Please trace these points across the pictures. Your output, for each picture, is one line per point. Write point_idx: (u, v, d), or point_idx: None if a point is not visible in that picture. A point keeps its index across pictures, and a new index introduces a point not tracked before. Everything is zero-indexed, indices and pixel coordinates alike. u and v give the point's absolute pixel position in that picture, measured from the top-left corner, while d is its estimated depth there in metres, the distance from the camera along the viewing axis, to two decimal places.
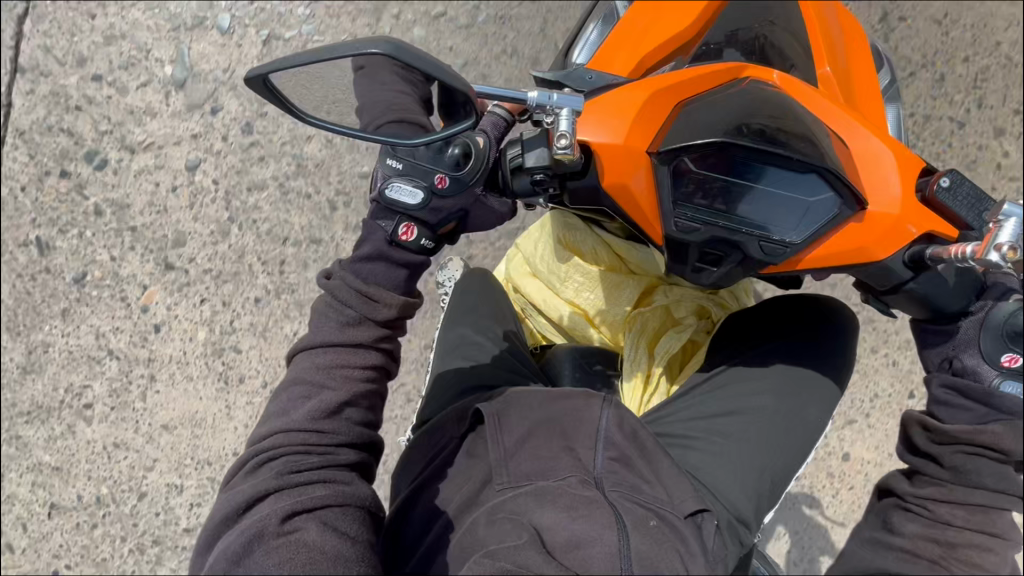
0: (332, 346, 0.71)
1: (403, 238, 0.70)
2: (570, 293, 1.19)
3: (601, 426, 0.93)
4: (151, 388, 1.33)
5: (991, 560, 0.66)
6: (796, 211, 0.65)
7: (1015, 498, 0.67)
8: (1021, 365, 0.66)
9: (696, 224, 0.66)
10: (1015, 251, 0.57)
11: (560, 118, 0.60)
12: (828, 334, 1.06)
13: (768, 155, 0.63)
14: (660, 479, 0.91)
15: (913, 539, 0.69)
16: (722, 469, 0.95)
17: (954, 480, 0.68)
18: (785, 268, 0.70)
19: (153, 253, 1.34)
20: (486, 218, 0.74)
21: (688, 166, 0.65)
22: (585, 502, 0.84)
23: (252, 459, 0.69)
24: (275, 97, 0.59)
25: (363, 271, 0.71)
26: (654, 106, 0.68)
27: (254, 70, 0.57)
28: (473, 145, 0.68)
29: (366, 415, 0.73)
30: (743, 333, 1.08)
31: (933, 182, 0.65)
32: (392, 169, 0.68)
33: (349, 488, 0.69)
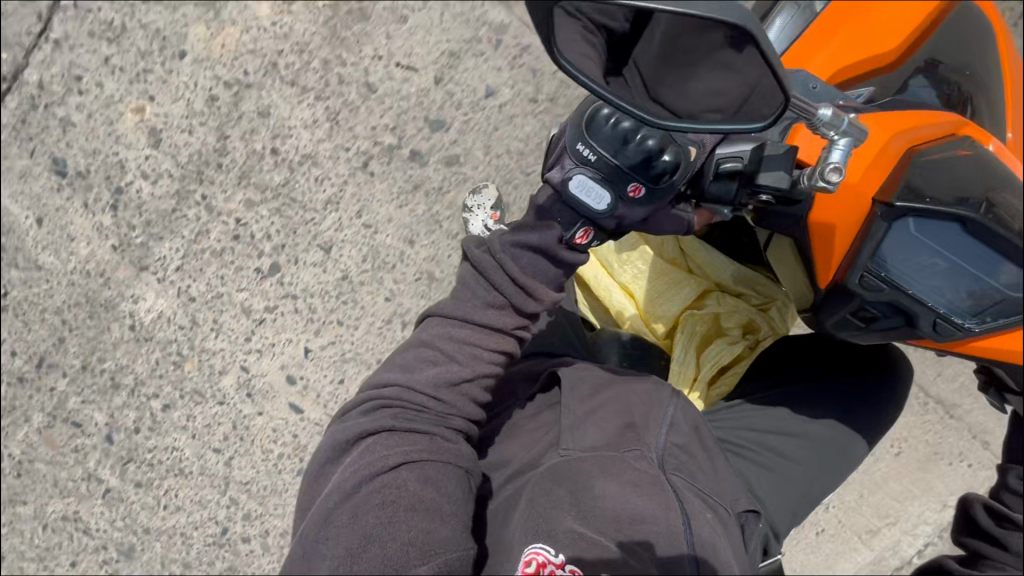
0: (471, 323, 0.65)
1: (576, 242, 0.63)
2: (627, 278, 1.25)
3: (669, 412, 0.92)
4: (212, 305, 1.21)
5: None
6: (987, 298, 0.62)
7: None
8: None
9: (882, 284, 0.64)
10: None
11: (834, 146, 0.53)
12: (890, 378, 1.09)
13: (997, 240, 0.59)
14: (715, 474, 0.93)
15: None
16: (764, 482, 1.01)
17: (1017, 564, 0.72)
18: (938, 345, 0.69)
19: (208, 131, 1.20)
20: (660, 230, 0.67)
21: (907, 227, 0.61)
22: (649, 480, 0.81)
23: (367, 399, 0.66)
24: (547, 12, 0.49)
25: (522, 259, 0.64)
26: (874, 155, 0.65)
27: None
28: (684, 156, 0.60)
29: (485, 394, 0.68)
30: (808, 359, 1.11)
31: None
32: (580, 160, 0.61)
33: (455, 447, 0.65)
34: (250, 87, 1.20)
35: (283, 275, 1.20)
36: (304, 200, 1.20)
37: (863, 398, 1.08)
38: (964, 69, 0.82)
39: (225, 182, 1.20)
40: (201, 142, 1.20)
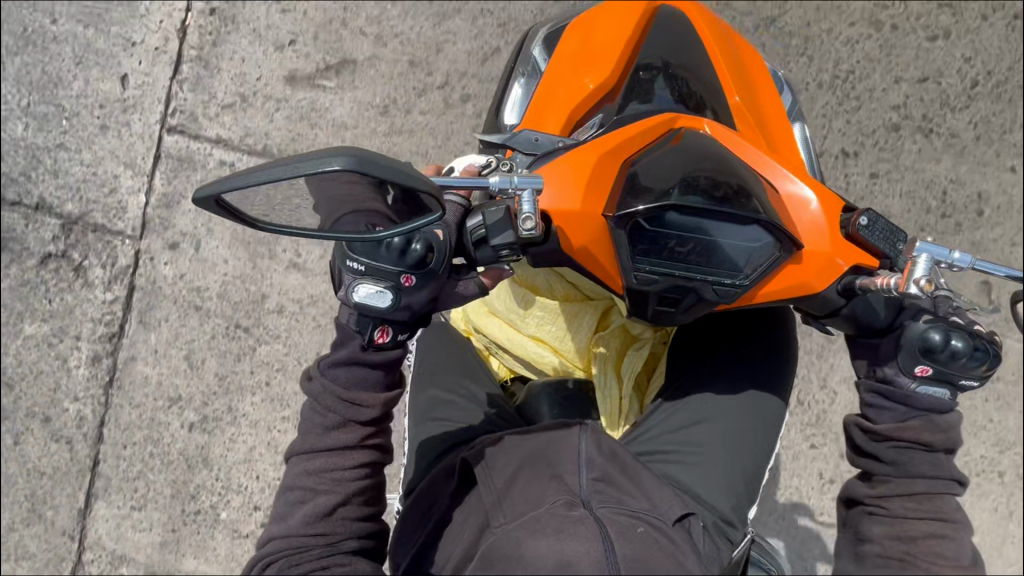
0: (321, 451, 0.73)
1: (378, 341, 0.71)
2: (532, 328, 1.22)
3: (581, 449, 0.97)
4: (191, 496, 1.42)
5: (950, 546, 0.70)
6: (740, 255, 0.70)
7: (953, 481, 0.72)
8: (932, 373, 0.72)
9: (654, 276, 0.71)
10: (930, 284, 0.62)
11: (523, 199, 0.63)
12: (771, 335, 1.18)
13: (712, 211, 0.67)
14: (644, 492, 0.96)
15: (881, 541, 0.72)
16: (701, 476, 1.05)
17: (897, 474, 0.73)
18: (738, 305, 0.75)
19: (141, 363, 1.42)
20: (455, 301, 0.74)
21: (641, 225, 0.68)
22: (570, 523, 0.85)
23: (257, 562, 0.71)
24: (228, 211, 0.57)
25: (341, 375, 0.73)
26: (606, 164, 0.73)
27: (204, 191, 0.54)
28: (435, 238, 0.67)
29: (363, 508, 0.74)
30: (701, 347, 1.18)
31: (854, 221, 0.69)
32: (355, 273, 0.67)
33: (348, 570, 0.70)
34: (158, 321, 1.42)
35: (238, 447, 1.41)
36: (233, 381, 1.42)
37: (757, 361, 1.15)
38: (681, 59, 0.94)
39: (164, 395, 1.42)
40: (134, 371, 1.42)
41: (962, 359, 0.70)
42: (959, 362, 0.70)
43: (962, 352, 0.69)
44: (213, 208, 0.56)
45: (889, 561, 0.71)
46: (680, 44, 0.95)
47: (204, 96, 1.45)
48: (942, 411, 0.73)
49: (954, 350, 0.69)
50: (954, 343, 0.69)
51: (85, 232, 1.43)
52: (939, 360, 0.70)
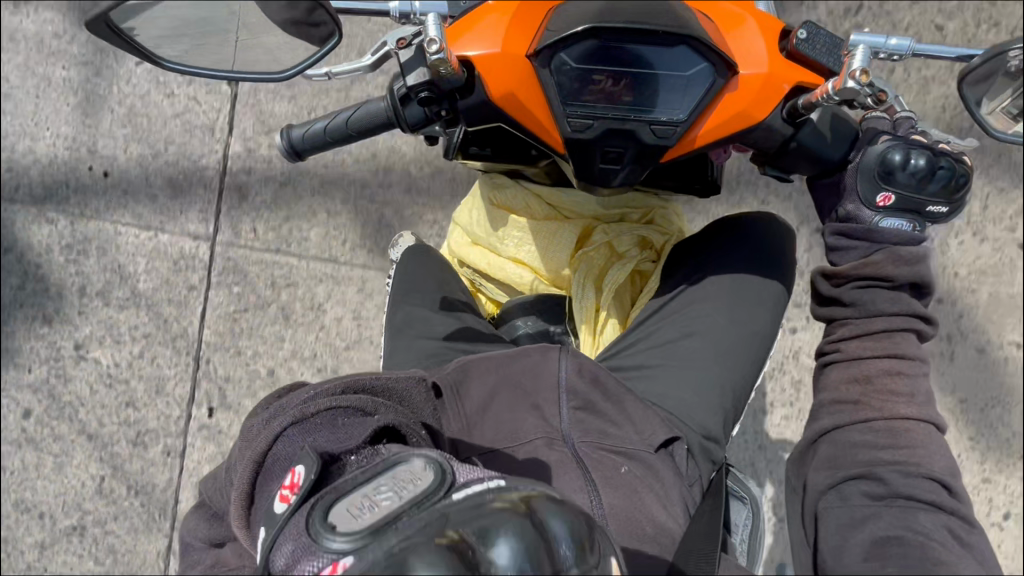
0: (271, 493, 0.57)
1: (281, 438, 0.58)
2: (511, 250, 1.20)
3: (560, 378, 0.91)
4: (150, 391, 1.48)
5: (906, 383, 0.70)
6: (676, 88, 0.66)
7: (913, 318, 0.71)
8: (894, 202, 0.69)
9: (588, 120, 0.68)
10: (868, 74, 0.57)
11: (427, 24, 0.60)
12: (759, 245, 1.12)
13: (638, 36, 0.64)
14: (629, 418, 0.93)
15: (837, 388, 0.73)
16: (687, 396, 1.01)
17: (858, 315, 0.72)
18: (682, 151, 0.71)
19: (99, 262, 1.49)
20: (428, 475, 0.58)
21: (566, 61, 0.66)
22: (552, 465, 0.86)
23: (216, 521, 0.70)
24: (119, 37, 0.63)
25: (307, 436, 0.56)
26: (530, 10, 0.70)
27: (91, 15, 0.59)
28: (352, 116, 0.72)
29: None
30: (679, 265, 1.15)
31: (792, 37, 0.66)
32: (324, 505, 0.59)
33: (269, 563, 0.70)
34: (122, 246, 1.49)
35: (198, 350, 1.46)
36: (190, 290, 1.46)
37: (746, 273, 1.10)
38: None
39: (123, 297, 1.48)
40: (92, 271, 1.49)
41: (925, 176, 0.65)
42: (919, 182, 0.66)
43: (925, 170, 0.65)
44: (103, 29, 0.61)
45: (844, 405, 0.72)
46: None
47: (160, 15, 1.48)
48: (910, 243, 0.70)
49: (915, 168, 0.65)
50: (914, 160, 0.65)
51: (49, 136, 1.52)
52: (898, 182, 0.67)
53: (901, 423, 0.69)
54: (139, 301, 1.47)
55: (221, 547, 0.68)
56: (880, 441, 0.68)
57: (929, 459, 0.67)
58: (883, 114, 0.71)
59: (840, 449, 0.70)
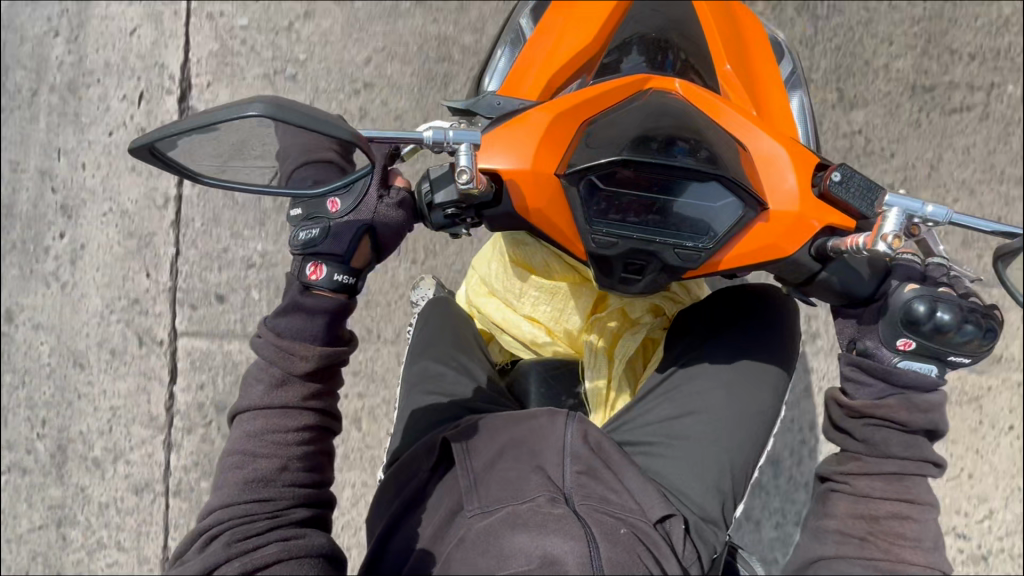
0: (263, 411, 0.72)
1: (312, 279, 0.73)
2: (528, 308, 1.19)
3: (566, 441, 0.85)
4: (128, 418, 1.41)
5: (913, 527, 0.69)
6: (703, 218, 0.66)
7: (925, 463, 0.70)
8: (916, 347, 0.67)
9: (613, 238, 0.67)
10: (900, 240, 0.56)
11: (460, 153, 0.62)
12: (774, 308, 1.01)
13: (669, 168, 0.64)
14: (627, 486, 0.85)
15: (842, 519, 0.70)
16: (691, 470, 0.90)
17: (868, 452, 0.71)
18: (705, 272, 0.71)
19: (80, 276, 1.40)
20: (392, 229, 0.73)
21: (596, 184, 0.66)
22: (555, 518, 0.76)
23: (199, 536, 0.69)
24: (164, 163, 0.61)
25: (281, 324, 0.74)
26: (564, 123, 0.71)
27: (138, 142, 0.59)
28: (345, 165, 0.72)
29: (308, 474, 0.73)
30: (704, 321, 1.02)
31: (826, 176, 0.65)
32: (296, 218, 0.74)
33: (303, 540, 0.69)
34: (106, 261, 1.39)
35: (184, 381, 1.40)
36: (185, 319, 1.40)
37: (761, 344, 0.98)
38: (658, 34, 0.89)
39: (105, 317, 1.39)
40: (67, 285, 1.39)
41: (951, 330, 0.64)
42: (944, 335, 0.64)
43: (951, 325, 0.64)
44: (148, 156, 0.61)
45: (849, 538, 0.69)
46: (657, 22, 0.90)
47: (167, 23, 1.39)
48: (926, 389, 0.69)
49: (941, 322, 0.64)
50: (941, 315, 0.64)
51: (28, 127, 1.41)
52: (922, 332, 0.65)
53: (908, 566, 0.67)
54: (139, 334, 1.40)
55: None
56: None
57: None
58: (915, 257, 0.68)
59: None
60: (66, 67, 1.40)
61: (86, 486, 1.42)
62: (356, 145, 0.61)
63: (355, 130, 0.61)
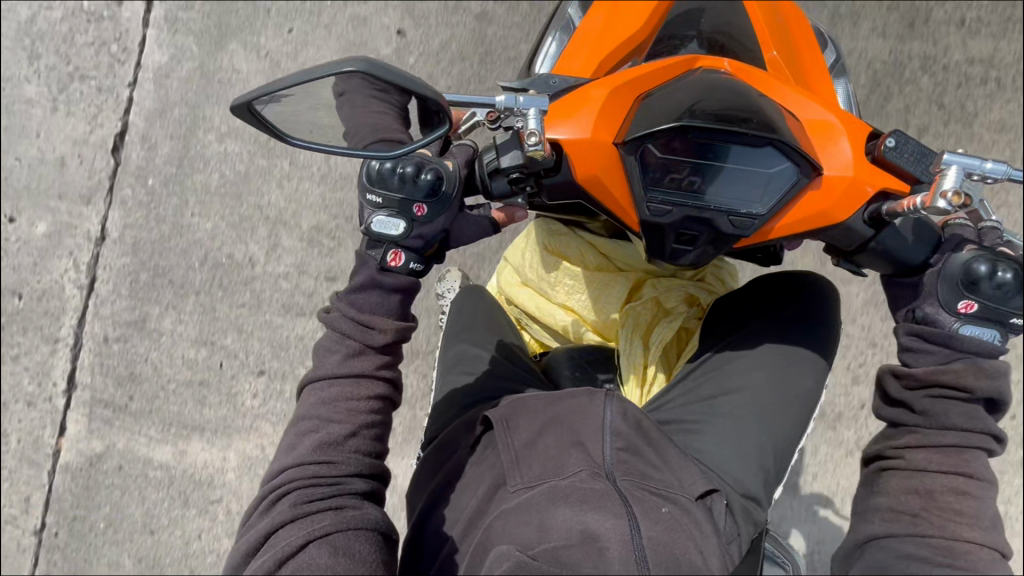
0: (337, 379, 0.74)
1: (391, 264, 0.74)
2: (562, 297, 1.20)
3: (606, 418, 0.86)
4: (166, 396, 1.48)
5: (970, 504, 0.68)
6: (758, 183, 0.68)
7: (985, 436, 0.69)
8: (977, 310, 0.67)
9: (667, 206, 0.70)
10: (960, 196, 0.59)
11: (527, 117, 0.64)
12: (810, 293, 1.01)
13: (726, 133, 0.66)
14: (669, 463, 0.85)
15: (895, 496, 0.70)
16: (730, 450, 0.89)
17: (928, 425, 0.70)
18: (757, 240, 0.73)
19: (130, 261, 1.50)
20: (469, 232, 0.78)
21: (652, 152, 0.68)
22: (597, 496, 0.77)
23: (267, 497, 0.71)
24: (260, 123, 0.62)
25: (358, 301, 0.75)
26: (620, 96, 0.73)
27: (239, 97, 0.60)
28: (444, 170, 0.72)
29: (373, 444, 0.74)
30: (733, 312, 1.02)
31: (880, 143, 0.67)
32: (373, 205, 0.72)
33: (358, 512, 0.69)
34: (160, 249, 1.49)
35: (225, 360, 1.47)
36: (224, 305, 1.47)
37: (794, 329, 0.99)
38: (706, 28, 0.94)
39: (152, 299, 1.49)
40: (118, 268, 1.50)
41: (1011, 291, 0.65)
42: (1007, 296, 0.65)
43: (1012, 286, 0.65)
44: (247, 116, 0.61)
45: (900, 516, 0.70)
46: (705, 15, 0.96)
47: (217, 32, 1.51)
48: (989, 355, 0.68)
49: (1001, 281, 0.65)
50: (1002, 275, 0.65)
51: (85, 117, 1.52)
52: (984, 293, 0.66)
53: (963, 544, 0.66)
54: (192, 317, 1.48)
55: (271, 533, 0.67)
56: (935, 557, 0.66)
57: None
58: (968, 221, 0.70)
59: (889, 557, 0.68)
60: (125, 59, 1.52)
61: (121, 461, 1.49)
62: (442, 112, 0.62)
63: (440, 95, 0.62)
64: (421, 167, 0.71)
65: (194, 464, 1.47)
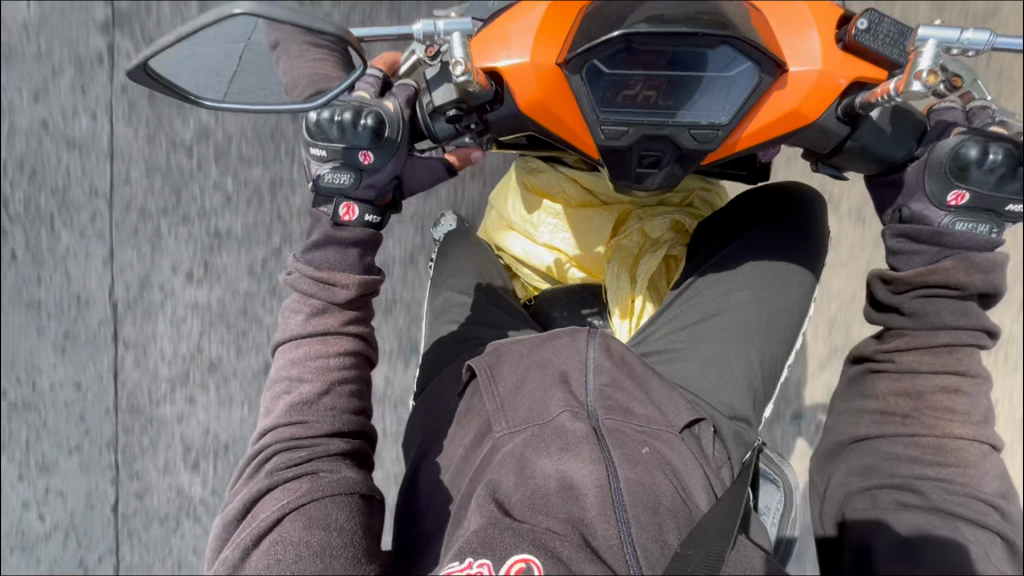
0: (305, 338, 0.72)
1: (344, 219, 0.71)
2: (547, 238, 1.15)
3: (588, 357, 0.84)
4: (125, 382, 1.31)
5: (963, 401, 0.63)
6: (720, 90, 0.62)
7: (980, 333, 0.64)
8: (967, 201, 0.61)
9: (623, 126, 0.64)
10: (936, 76, 0.52)
11: (453, 45, 0.58)
12: (800, 202, 0.95)
13: (675, 39, 0.59)
14: (655, 396, 0.82)
15: (886, 398, 0.66)
16: (717, 376, 0.86)
17: (916, 326, 0.65)
18: (725, 153, 0.67)
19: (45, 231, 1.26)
20: (423, 178, 0.74)
21: (599, 69, 0.62)
22: (575, 439, 0.76)
23: (249, 465, 0.70)
24: (163, 85, 0.59)
25: (316, 258, 0.72)
26: (559, 12, 0.66)
27: (132, 64, 0.56)
28: (385, 112, 0.67)
29: (351, 401, 0.72)
30: (717, 229, 0.97)
31: (851, 27, 0.59)
32: (318, 158, 0.68)
33: (335, 477, 0.67)
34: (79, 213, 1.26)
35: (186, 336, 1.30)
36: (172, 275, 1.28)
37: (780, 243, 0.93)
38: None
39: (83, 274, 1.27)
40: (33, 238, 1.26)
41: (1004, 174, 0.58)
42: (999, 179, 0.58)
43: (1004, 165, 0.58)
44: (148, 82, 0.58)
45: (890, 417, 0.66)
46: None
47: None
48: (983, 248, 0.62)
49: (992, 164, 0.58)
50: (993, 156, 0.58)
51: None
52: (973, 180, 0.59)
53: (952, 440, 0.62)
54: (136, 292, 1.28)
55: (250, 505, 0.67)
56: (925, 455, 0.63)
57: (979, 481, 0.61)
58: (955, 101, 0.64)
59: (877, 457, 0.65)
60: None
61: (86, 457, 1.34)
62: (348, 47, 0.54)
63: (348, 31, 0.54)
64: (360, 111, 0.65)
65: (173, 448, 1.34)
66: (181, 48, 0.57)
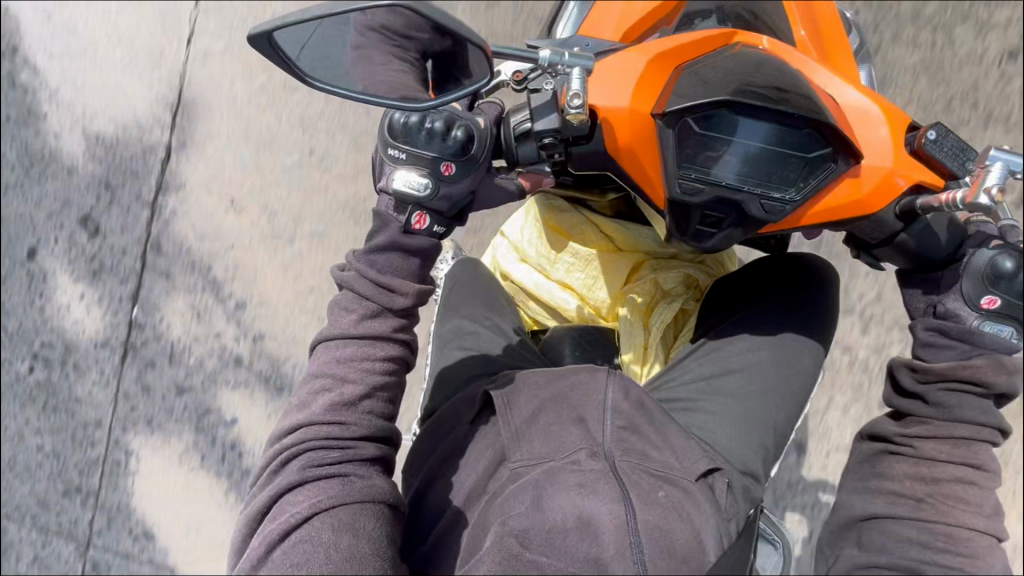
0: (353, 338, 0.69)
1: (415, 227, 0.70)
2: (561, 274, 1.17)
3: (607, 399, 0.84)
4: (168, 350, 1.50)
5: (975, 492, 0.69)
6: (795, 167, 0.66)
7: (994, 431, 0.70)
8: (999, 306, 0.68)
9: (698, 184, 0.66)
10: (1003, 193, 0.58)
11: (572, 78, 0.61)
12: (817, 274, 1.02)
13: (765, 113, 0.63)
14: (670, 444, 0.84)
15: (902, 480, 0.71)
16: (731, 429, 0.90)
17: (938, 417, 0.70)
18: (785, 226, 0.71)
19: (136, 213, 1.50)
20: (495, 197, 0.74)
21: (691, 127, 0.65)
22: (594, 478, 0.75)
23: (275, 458, 0.67)
24: (282, 59, 0.57)
25: (377, 262, 0.71)
26: (658, 67, 0.70)
27: (258, 26, 0.53)
28: (475, 127, 0.67)
29: (387, 407, 0.70)
30: (735, 293, 1.02)
31: (920, 136, 0.66)
32: (394, 160, 0.68)
33: (366, 483, 0.65)
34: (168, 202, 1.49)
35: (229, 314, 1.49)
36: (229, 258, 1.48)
37: (795, 314, 0.99)
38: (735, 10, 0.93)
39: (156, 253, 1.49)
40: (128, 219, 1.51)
41: None
42: None
43: None
44: (267, 48, 0.55)
45: (904, 500, 0.70)
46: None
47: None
48: (1004, 352, 0.69)
49: None
50: None
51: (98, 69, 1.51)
52: (1007, 289, 0.67)
53: (965, 531, 0.67)
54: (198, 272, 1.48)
55: (276, 499, 0.65)
56: (935, 542, 0.67)
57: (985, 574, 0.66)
58: None
59: (887, 539, 0.69)
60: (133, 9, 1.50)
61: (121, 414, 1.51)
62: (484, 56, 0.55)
63: (485, 43, 0.55)
64: (451, 122, 0.66)
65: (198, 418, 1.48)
66: (311, 24, 0.54)
